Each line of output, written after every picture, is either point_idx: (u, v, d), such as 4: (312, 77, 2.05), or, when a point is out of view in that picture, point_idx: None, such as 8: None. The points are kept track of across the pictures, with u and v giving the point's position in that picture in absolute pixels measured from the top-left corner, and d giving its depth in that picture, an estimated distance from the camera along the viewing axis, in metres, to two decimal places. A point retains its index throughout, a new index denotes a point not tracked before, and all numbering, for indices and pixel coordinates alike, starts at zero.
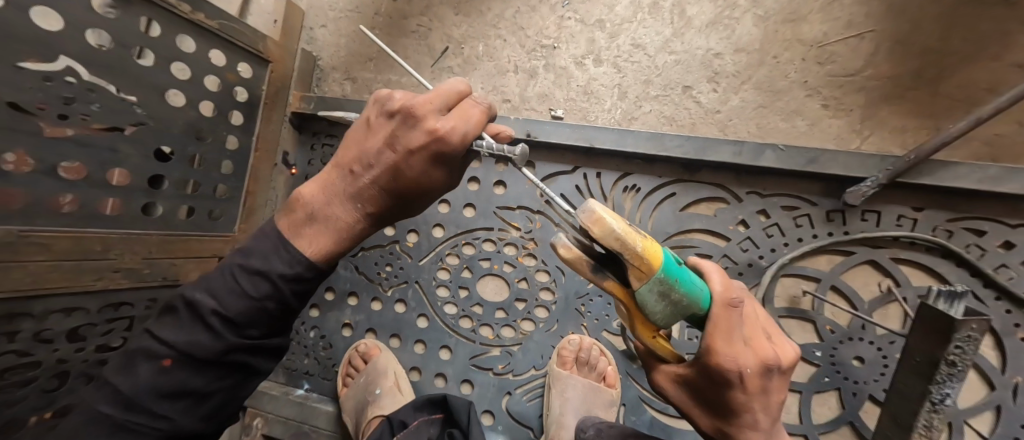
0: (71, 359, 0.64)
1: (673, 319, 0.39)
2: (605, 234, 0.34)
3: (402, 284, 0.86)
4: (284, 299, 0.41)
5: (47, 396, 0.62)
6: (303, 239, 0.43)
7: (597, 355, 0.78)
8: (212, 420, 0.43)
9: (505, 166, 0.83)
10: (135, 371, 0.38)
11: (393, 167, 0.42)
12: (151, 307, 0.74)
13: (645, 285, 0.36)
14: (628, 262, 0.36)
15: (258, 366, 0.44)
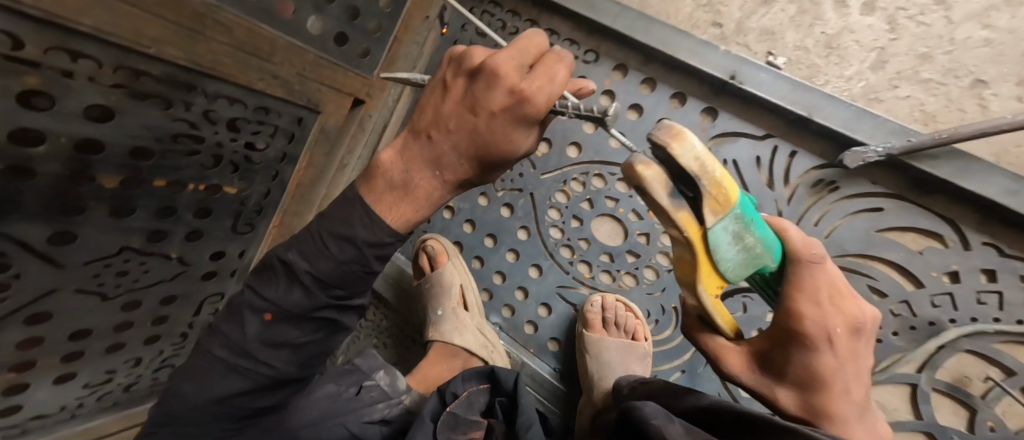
0: (226, 147, 0.68)
1: (744, 270, 0.32)
2: (685, 148, 0.27)
3: (515, 190, 0.80)
4: (366, 261, 0.42)
5: (204, 172, 0.67)
6: (384, 208, 0.42)
7: (623, 311, 0.74)
8: (305, 366, 0.50)
9: (680, 105, 0.67)
10: (245, 322, 0.43)
11: (472, 132, 0.38)
12: (293, 123, 0.76)
13: (721, 222, 0.29)
14: (704, 192, 0.28)
15: (343, 322, 0.49)
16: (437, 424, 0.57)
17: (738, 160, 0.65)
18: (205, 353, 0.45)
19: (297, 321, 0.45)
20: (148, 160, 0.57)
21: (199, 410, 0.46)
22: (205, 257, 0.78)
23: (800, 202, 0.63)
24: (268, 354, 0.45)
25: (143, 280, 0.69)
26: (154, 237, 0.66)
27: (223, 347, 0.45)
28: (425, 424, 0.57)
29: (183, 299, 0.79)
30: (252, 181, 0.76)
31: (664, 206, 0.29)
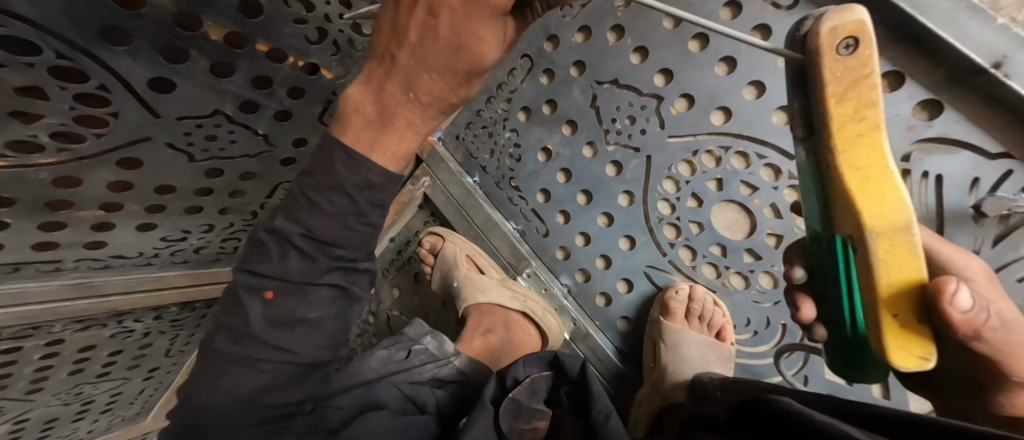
0: (332, 23, 0.60)
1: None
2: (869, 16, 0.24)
3: (630, 148, 0.68)
4: (363, 211, 0.41)
5: (305, 45, 0.61)
6: (367, 147, 0.38)
7: (711, 307, 0.65)
8: (327, 348, 0.50)
9: (888, 90, 0.52)
10: (248, 308, 0.45)
11: (432, 40, 0.30)
12: None
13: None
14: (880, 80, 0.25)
15: (352, 290, 0.48)
16: (499, 409, 0.54)
17: (945, 176, 0.50)
18: (212, 350, 0.48)
19: (304, 293, 0.45)
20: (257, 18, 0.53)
21: (230, 400, 0.47)
22: (289, 141, 0.74)
23: (1009, 251, 0.48)
24: (280, 336, 0.46)
25: (230, 151, 0.66)
26: (247, 107, 0.62)
27: (226, 341, 0.47)
28: (484, 409, 0.54)
29: (261, 178, 0.77)
30: (349, 70, 0.69)
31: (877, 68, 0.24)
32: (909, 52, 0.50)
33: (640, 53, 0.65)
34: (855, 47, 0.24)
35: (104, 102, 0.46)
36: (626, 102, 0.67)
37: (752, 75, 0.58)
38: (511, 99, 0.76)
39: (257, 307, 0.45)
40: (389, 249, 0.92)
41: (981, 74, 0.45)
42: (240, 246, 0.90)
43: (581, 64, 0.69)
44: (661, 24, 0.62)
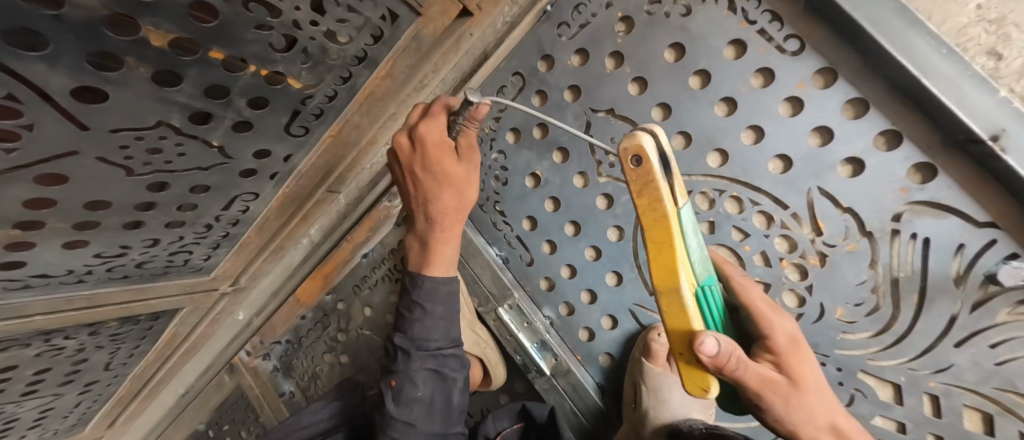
0: (302, 31, 0.52)
1: (703, 265, 0.38)
2: (661, 136, 0.35)
3: (623, 183, 0.65)
4: (446, 312, 0.62)
5: (270, 53, 0.53)
6: (436, 267, 0.61)
7: None
8: (437, 418, 0.64)
9: (888, 149, 0.51)
10: (390, 403, 0.63)
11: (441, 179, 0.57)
12: (386, 19, 0.58)
13: (685, 208, 0.36)
14: (674, 176, 0.35)
15: (449, 373, 0.65)
16: None
17: (932, 239, 0.50)
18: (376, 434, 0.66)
19: (413, 381, 0.62)
20: (212, 24, 0.45)
21: None
22: (249, 153, 0.66)
23: (986, 319, 0.49)
24: (408, 414, 0.62)
25: (177, 164, 0.58)
26: (198, 118, 0.55)
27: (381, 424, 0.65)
28: None
29: (214, 191, 0.68)
30: (321, 79, 0.61)
31: (655, 174, 0.33)
32: (910, 113, 0.49)
33: (638, 83, 0.62)
34: (640, 161, 0.33)
35: (17, 115, 0.38)
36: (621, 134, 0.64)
37: (751, 120, 0.57)
38: (500, 118, 0.71)
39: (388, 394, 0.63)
40: (363, 265, 0.88)
41: (978, 144, 0.44)
42: (190, 259, 0.81)
43: (576, 87, 0.65)
44: (661, 57, 0.60)
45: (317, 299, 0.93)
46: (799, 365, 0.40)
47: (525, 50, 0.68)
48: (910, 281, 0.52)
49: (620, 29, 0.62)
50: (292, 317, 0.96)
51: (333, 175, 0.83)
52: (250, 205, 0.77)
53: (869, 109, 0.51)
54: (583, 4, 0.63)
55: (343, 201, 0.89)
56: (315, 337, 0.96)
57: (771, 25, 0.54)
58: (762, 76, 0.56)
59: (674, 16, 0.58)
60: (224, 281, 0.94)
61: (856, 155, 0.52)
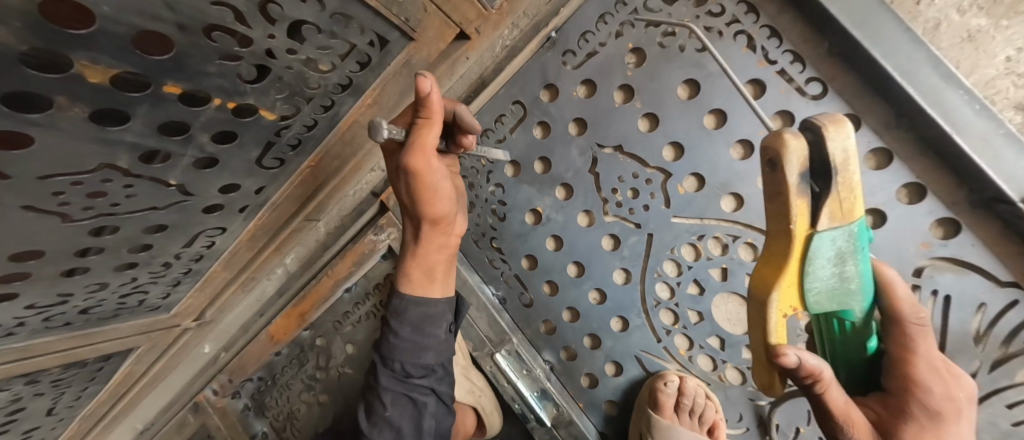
0: (278, 60, 0.45)
1: (830, 297, 0.34)
2: (841, 143, 0.30)
3: (630, 223, 0.61)
4: (410, 330, 0.56)
5: (239, 85, 0.45)
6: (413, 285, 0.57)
7: (704, 400, 0.60)
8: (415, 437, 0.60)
9: (911, 202, 0.49)
10: (365, 416, 0.61)
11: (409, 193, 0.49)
12: (374, 44, 0.52)
13: (833, 231, 0.32)
14: (834, 193, 0.31)
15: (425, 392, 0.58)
16: None
17: (953, 296, 0.48)
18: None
19: (379, 398, 0.58)
20: (165, 56, 0.36)
21: None
22: (215, 188, 0.57)
23: (1005, 378, 0.48)
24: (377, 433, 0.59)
25: (126, 206, 0.50)
26: (155, 158, 0.46)
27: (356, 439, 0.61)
28: None
29: (171, 230, 0.60)
30: (299, 109, 0.54)
31: (790, 182, 0.31)
32: (932, 166, 0.48)
33: (649, 120, 0.58)
34: (779, 162, 0.32)
35: None
36: (629, 172, 0.60)
37: None
38: (497, 149, 0.66)
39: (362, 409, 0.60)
40: (345, 301, 0.81)
41: (1009, 205, 0.43)
42: (145, 299, 0.71)
43: (581, 120, 0.61)
44: (674, 93, 0.56)
45: (293, 336, 0.85)
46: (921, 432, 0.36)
47: (526, 78, 0.62)
48: (931, 338, 0.50)
49: (630, 61, 0.57)
50: (265, 353, 0.87)
51: (312, 205, 0.75)
52: (217, 239, 0.68)
53: (892, 160, 0.49)
54: (590, 33, 0.58)
55: (323, 230, 0.82)
56: (292, 375, 0.88)
57: (792, 66, 0.51)
58: (781, 119, 0.52)
59: (689, 51, 0.54)
60: (187, 317, 0.84)
61: (878, 207, 0.50)
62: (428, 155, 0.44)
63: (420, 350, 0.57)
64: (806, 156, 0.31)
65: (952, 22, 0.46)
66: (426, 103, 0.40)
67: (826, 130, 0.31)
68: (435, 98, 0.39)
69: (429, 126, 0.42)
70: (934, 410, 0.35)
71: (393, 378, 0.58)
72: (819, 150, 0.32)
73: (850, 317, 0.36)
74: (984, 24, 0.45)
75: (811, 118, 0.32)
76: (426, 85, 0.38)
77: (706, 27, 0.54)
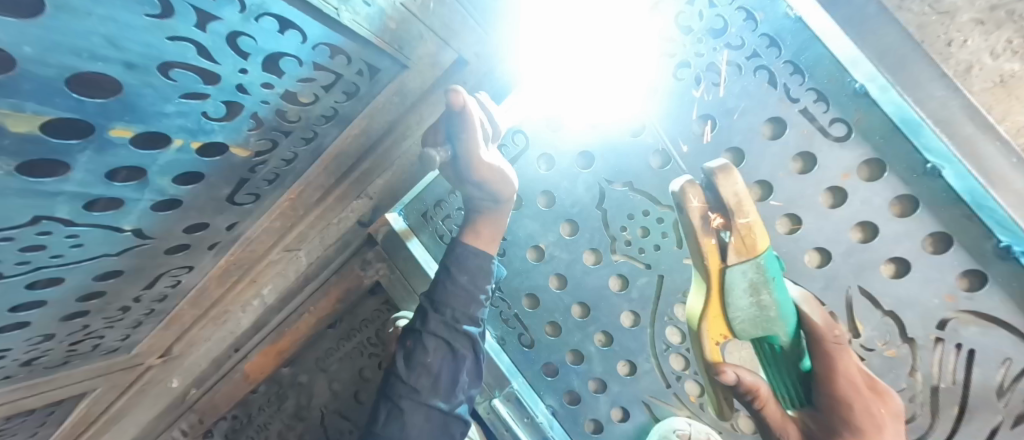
0: (251, 96, 0.39)
1: (755, 327, 0.34)
2: (730, 185, 0.32)
3: (640, 264, 0.57)
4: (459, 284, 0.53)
5: (205, 124, 0.38)
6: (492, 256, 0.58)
7: None
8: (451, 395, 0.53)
9: (936, 252, 0.47)
10: (409, 364, 0.53)
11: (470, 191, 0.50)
12: (364, 74, 0.48)
13: (742, 264, 0.33)
14: (733, 232, 0.32)
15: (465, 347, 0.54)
16: None
17: (978, 351, 0.47)
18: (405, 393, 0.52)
19: (424, 345, 0.52)
20: (108, 98, 0.29)
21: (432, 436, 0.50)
22: (178, 229, 0.49)
23: None
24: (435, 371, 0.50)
25: (69, 255, 0.41)
26: (107, 204, 0.39)
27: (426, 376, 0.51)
28: None
29: (127, 274, 0.51)
30: (277, 143, 0.48)
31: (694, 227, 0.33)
32: (960, 216, 0.45)
33: (661, 156, 0.54)
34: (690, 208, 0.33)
35: None
36: (640, 209, 0.56)
37: (789, 207, 0.51)
38: None
39: (400, 355, 0.54)
40: (329, 337, 0.79)
41: None
42: (100, 342, 0.61)
43: (589, 154, 0.57)
44: (690, 129, 0.53)
45: (271, 373, 0.79)
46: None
47: (529, 107, 0.58)
48: (953, 392, 0.48)
49: (642, 93, 0.54)
50: (239, 392, 0.80)
51: (292, 235, 0.68)
52: (183, 277, 0.60)
53: (917, 208, 0.46)
54: (598, 62, 0.54)
55: (304, 261, 0.74)
56: (269, 415, 0.82)
57: (815, 106, 0.48)
58: (801, 161, 0.50)
59: (706, 85, 0.51)
60: (151, 355, 0.73)
61: (901, 256, 0.48)
62: (484, 163, 0.45)
63: (453, 348, 0.52)
64: (705, 201, 0.34)
65: (985, 65, 0.44)
66: (458, 116, 0.41)
67: (717, 177, 0.33)
68: (472, 109, 0.41)
69: (470, 139, 0.43)
70: (860, 433, 0.31)
71: (429, 384, 0.51)
72: (713, 195, 0.34)
73: (776, 343, 0.35)
74: (1019, 69, 0.42)
75: (706, 165, 0.34)
76: (457, 100, 0.39)
77: (726, 61, 0.50)
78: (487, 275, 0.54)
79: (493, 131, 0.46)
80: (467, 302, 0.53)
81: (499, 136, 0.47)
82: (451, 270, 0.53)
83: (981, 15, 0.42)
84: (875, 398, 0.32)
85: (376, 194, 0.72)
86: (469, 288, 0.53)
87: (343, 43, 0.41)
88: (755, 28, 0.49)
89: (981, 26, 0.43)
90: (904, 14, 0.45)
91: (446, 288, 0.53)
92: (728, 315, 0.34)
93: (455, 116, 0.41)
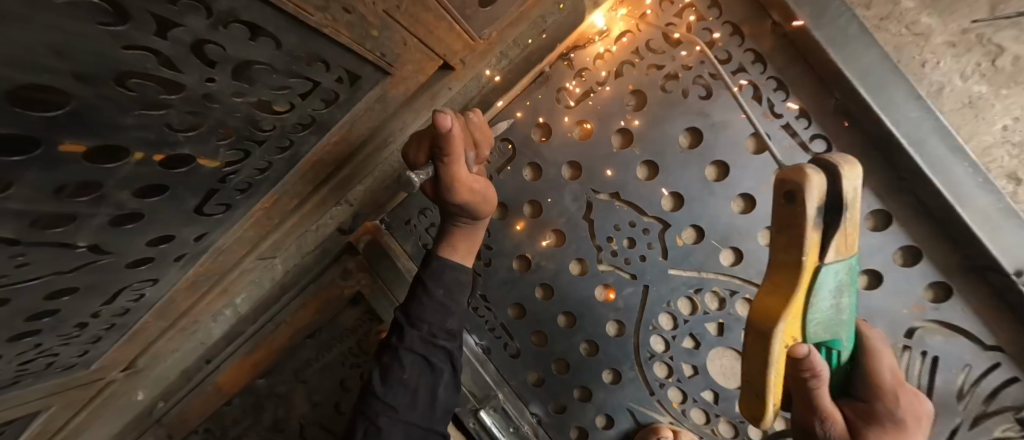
0: (217, 105, 0.35)
1: (824, 330, 0.35)
2: (854, 181, 0.32)
3: (626, 274, 0.57)
4: (439, 297, 0.51)
5: (168, 134, 0.33)
6: (459, 255, 0.53)
7: None
8: (426, 411, 0.52)
9: (905, 264, 0.49)
10: (385, 378, 0.51)
11: (443, 199, 0.47)
12: (342, 81, 0.46)
13: (837, 263, 0.34)
14: (841, 229, 0.33)
15: (444, 363, 0.53)
16: None
17: (941, 357, 0.49)
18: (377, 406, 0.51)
19: (400, 361, 0.51)
20: (56, 113, 0.23)
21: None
22: (142, 242, 0.44)
23: (984, 435, 0.48)
24: (400, 385, 0.51)
25: (16, 276, 0.34)
26: (51, 221, 0.31)
27: (400, 391, 0.51)
28: None
29: (84, 293, 0.44)
30: (249, 153, 0.45)
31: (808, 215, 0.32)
32: (927, 230, 0.48)
33: (648, 167, 0.55)
34: (804, 196, 0.32)
35: None
36: (627, 220, 0.56)
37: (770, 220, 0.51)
38: None
39: (376, 370, 0.52)
40: (307, 347, 0.76)
41: (1002, 275, 0.44)
42: (54, 361, 0.51)
43: (576, 164, 0.57)
44: (675, 141, 0.53)
45: (245, 385, 0.76)
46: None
47: (517, 113, 0.58)
48: (918, 396, 0.50)
49: (629, 103, 0.54)
50: (213, 405, 0.75)
51: (266, 243, 0.65)
52: (147, 290, 0.53)
53: (891, 221, 0.49)
54: (587, 70, 0.55)
55: (280, 267, 0.74)
56: (245, 428, 0.77)
57: (797, 121, 0.49)
58: None
59: (693, 97, 0.52)
60: (115, 368, 0.63)
61: (875, 268, 0.50)
62: (466, 184, 0.45)
63: (430, 364, 0.52)
64: (824, 192, 0.33)
65: (955, 86, 0.45)
66: (443, 140, 0.41)
67: (840, 172, 0.32)
68: (456, 131, 0.41)
69: (453, 161, 0.43)
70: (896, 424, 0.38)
71: (406, 401, 0.51)
72: (833, 187, 0.33)
73: (837, 347, 0.36)
74: (986, 92, 0.44)
75: (825, 159, 0.34)
76: (445, 123, 0.39)
77: (711, 73, 0.51)
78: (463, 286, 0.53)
79: (473, 155, 0.47)
80: (443, 316, 0.52)
81: (477, 160, 0.47)
82: (428, 284, 0.51)
83: (953, 37, 0.44)
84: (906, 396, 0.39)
85: (356, 201, 0.70)
86: (444, 302, 0.52)
87: (319, 48, 0.39)
88: (741, 42, 0.50)
89: (953, 49, 0.45)
90: (882, 34, 0.46)
91: (421, 303, 0.52)
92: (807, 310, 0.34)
93: (440, 139, 0.41)
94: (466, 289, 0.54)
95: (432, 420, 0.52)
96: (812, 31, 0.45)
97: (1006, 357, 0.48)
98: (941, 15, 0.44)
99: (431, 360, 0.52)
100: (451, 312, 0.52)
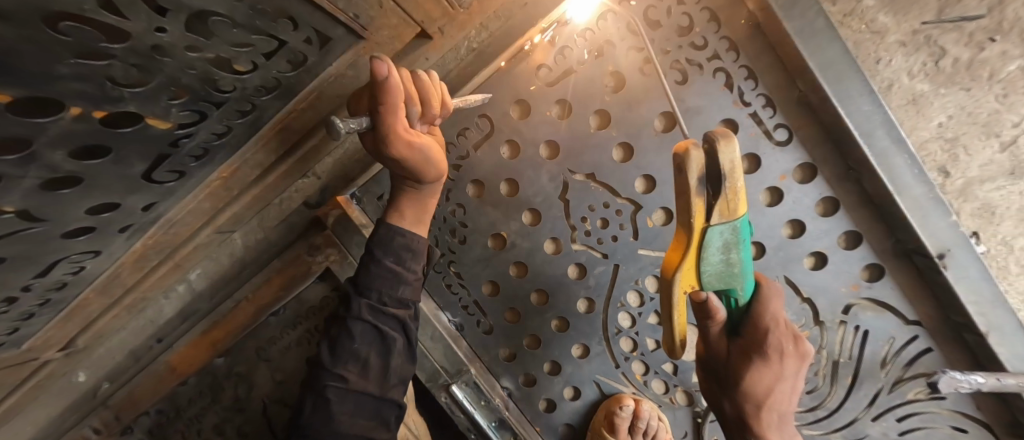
0: (167, 57, 0.32)
1: (720, 281, 0.37)
2: (729, 152, 0.32)
3: (598, 253, 0.59)
4: (387, 265, 0.49)
5: (111, 90, 0.30)
6: (410, 221, 0.51)
7: (656, 422, 0.62)
8: (379, 381, 0.49)
9: (848, 247, 0.54)
10: (334, 350, 0.49)
11: (384, 159, 0.43)
12: (312, 42, 0.43)
13: (723, 225, 0.35)
14: (722, 194, 0.33)
15: (394, 330, 0.50)
16: None
17: (871, 331, 0.55)
18: (325, 377, 0.48)
19: (347, 329, 0.49)
20: None
21: (357, 410, 0.48)
22: (81, 210, 0.39)
23: (898, 397, 0.56)
24: (349, 357, 0.48)
25: None
26: None
27: (354, 363, 0.48)
28: None
29: (11, 265, 0.39)
30: (205, 115, 0.41)
31: (693, 187, 0.33)
32: (869, 218, 0.52)
33: (623, 149, 0.56)
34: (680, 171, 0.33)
35: None
36: (600, 201, 0.57)
37: None
38: (460, 166, 0.59)
39: (325, 341, 0.50)
40: (272, 326, 0.73)
41: (926, 257, 0.50)
42: None
43: (553, 143, 0.57)
44: (651, 125, 0.54)
45: (202, 366, 0.71)
46: (756, 372, 0.41)
47: (495, 89, 0.56)
48: (849, 365, 0.56)
49: (607, 85, 0.55)
50: (163, 388, 0.70)
51: (224, 216, 0.60)
52: (87, 263, 0.48)
53: (838, 208, 0.53)
54: (568, 48, 0.54)
55: (240, 243, 0.71)
56: (201, 408, 0.73)
57: (763, 110, 0.51)
58: (748, 162, 0.53)
59: (669, 82, 0.52)
60: (51, 347, 0.57)
61: (822, 250, 0.54)
62: (404, 139, 0.41)
63: (381, 333, 0.49)
64: (704, 163, 0.33)
65: (902, 84, 0.49)
66: (382, 91, 0.36)
67: (718, 143, 0.33)
68: (395, 82, 0.36)
69: (391, 113, 0.38)
70: (767, 359, 0.41)
71: (357, 371, 0.48)
72: (711, 161, 0.34)
73: (735, 296, 0.39)
74: (927, 90, 0.49)
75: (710, 130, 0.33)
76: (382, 71, 0.35)
77: (688, 59, 0.52)
78: (417, 254, 0.51)
79: (416, 111, 0.41)
80: (395, 284, 0.50)
81: (423, 118, 0.42)
82: (377, 253, 0.49)
83: (905, 38, 0.48)
84: (789, 338, 0.41)
85: (324, 174, 0.68)
86: (397, 271, 0.50)
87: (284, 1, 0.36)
88: (718, 29, 0.51)
89: (903, 48, 0.48)
90: (844, 30, 0.48)
91: (370, 271, 0.49)
92: (701, 267, 0.36)
93: (377, 88, 0.36)
94: (420, 258, 0.52)
95: (386, 389, 0.50)
96: (783, 23, 0.46)
97: (923, 332, 0.54)
98: (896, 15, 0.47)
99: (378, 327, 0.49)
100: (403, 279, 0.50)
